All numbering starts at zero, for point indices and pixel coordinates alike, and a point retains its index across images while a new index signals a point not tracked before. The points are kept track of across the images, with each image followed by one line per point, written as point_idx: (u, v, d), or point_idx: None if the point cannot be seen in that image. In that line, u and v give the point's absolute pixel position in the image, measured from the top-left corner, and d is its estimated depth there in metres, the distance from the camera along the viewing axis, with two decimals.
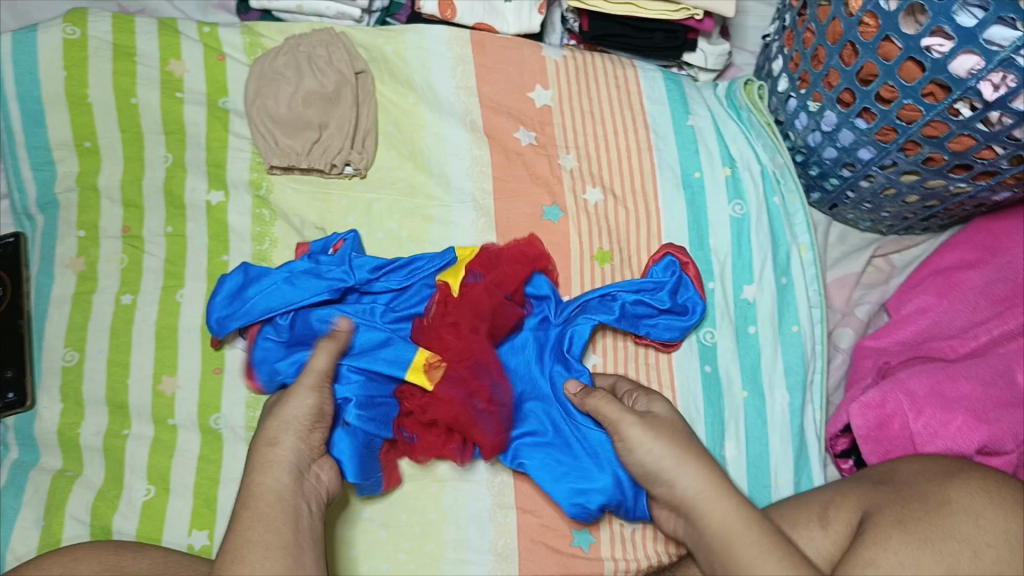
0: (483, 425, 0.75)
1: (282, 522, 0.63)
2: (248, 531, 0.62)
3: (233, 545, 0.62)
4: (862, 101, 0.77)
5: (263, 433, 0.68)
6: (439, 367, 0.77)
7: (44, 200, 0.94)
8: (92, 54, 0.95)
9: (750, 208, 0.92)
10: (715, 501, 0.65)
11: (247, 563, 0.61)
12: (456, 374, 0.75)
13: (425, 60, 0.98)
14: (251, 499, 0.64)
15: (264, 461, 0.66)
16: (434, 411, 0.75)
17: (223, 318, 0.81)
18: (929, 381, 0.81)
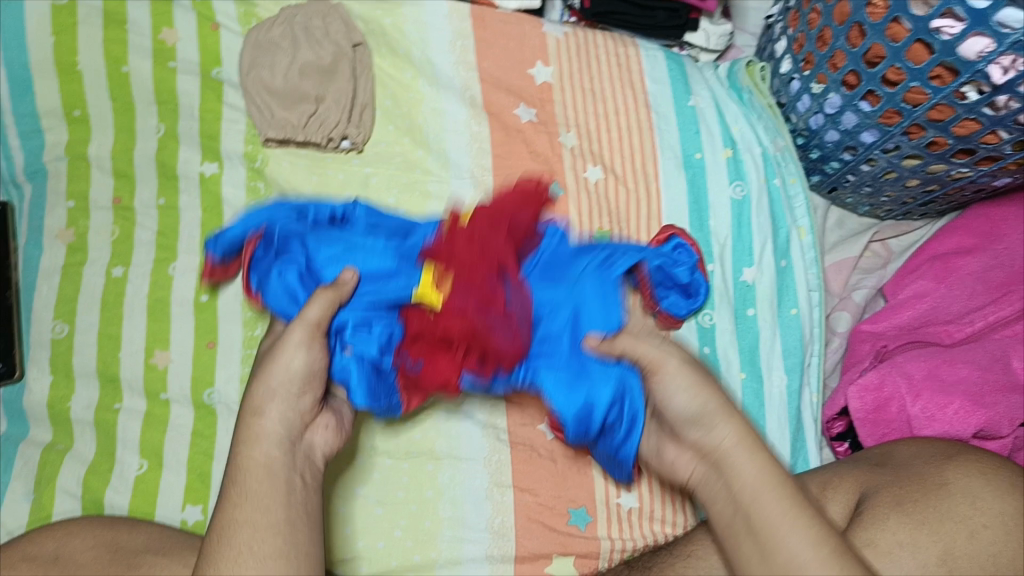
0: (499, 336, 0.63)
1: (274, 498, 0.55)
2: (237, 512, 0.55)
3: (221, 527, 0.55)
4: (867, 83, 0.76)
5: (247, 401, 0.60)
6: (447, 278, 0.65)
7: (32, 168, 0.92)
8: (83, 21, 0.93)
9: (750, 189, 0.91)
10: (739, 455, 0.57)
11: (238, 547, 0.53)
12: (466, 283, 0.63)
13: (425, 33, 0.96)
14: (238, 474, 0.57)
15: (250, 433, 0.58)
16: (443, 326, 0.63)
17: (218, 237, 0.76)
18: (926, 364, 0.82)
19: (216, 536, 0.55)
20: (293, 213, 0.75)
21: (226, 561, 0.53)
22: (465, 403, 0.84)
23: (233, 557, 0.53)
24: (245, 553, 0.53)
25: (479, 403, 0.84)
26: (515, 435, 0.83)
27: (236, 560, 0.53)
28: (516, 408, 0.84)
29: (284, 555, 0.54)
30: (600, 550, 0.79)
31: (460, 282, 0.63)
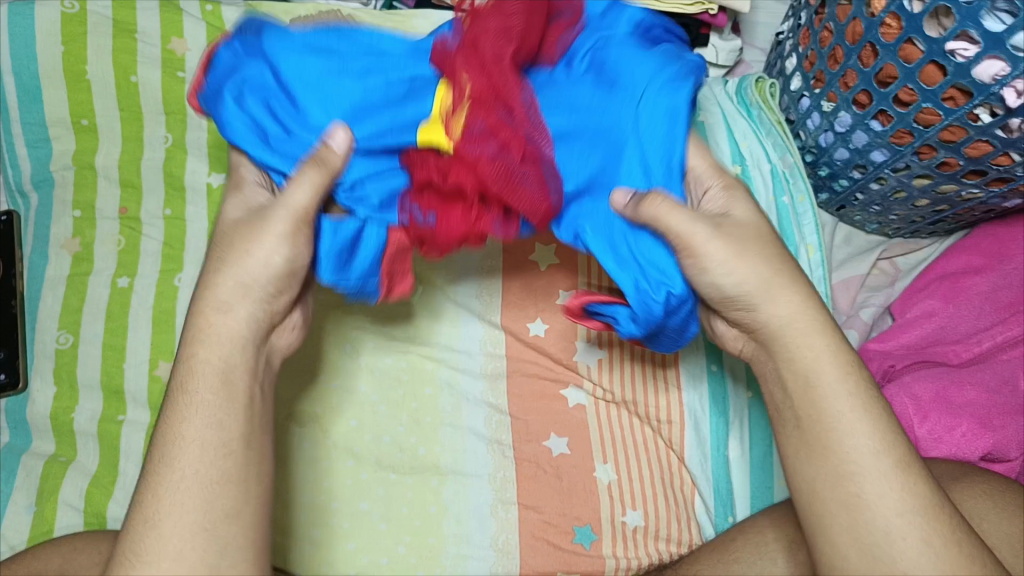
0: (528, 185, 0.55)
1: (220, 420, 0.51)
2: (179, 425, 0.51)
3: (169, 436, 0.51)
4: (879, 103, 0.76)
5: (210, 291, 0.54)
6: (458, 114, 0.54)
7: (39, 177, 0.92)
8: (91, 29, 0.92)
9: (759, 207, 0.93)
10: (799, 346, 0.57)
11: (180, 469, 0.50)
12: (480, 121, 0.53)
13: None
14: (189, 376, 0.52)
15: (208, 331, 0.53)
16: (454, 172, 0.55)
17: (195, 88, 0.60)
18: (934, 386, 0.82)
19: (164, 443, 0.52)
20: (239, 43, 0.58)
21: (168, 480, 0.50)
22: (469, 417, 0.84)
23: (176, 477, 0.50)
24: (188, 477, 0.50)
25: (484, 418, 0.84)
26: (521, 451, 0.83)
27: (176, 485, 0.50)
28: (522, 423, 0.84)
29: (225, 479, 0.51)
30: (606, 568, 0.79)
31: (474, 119, 0.53)
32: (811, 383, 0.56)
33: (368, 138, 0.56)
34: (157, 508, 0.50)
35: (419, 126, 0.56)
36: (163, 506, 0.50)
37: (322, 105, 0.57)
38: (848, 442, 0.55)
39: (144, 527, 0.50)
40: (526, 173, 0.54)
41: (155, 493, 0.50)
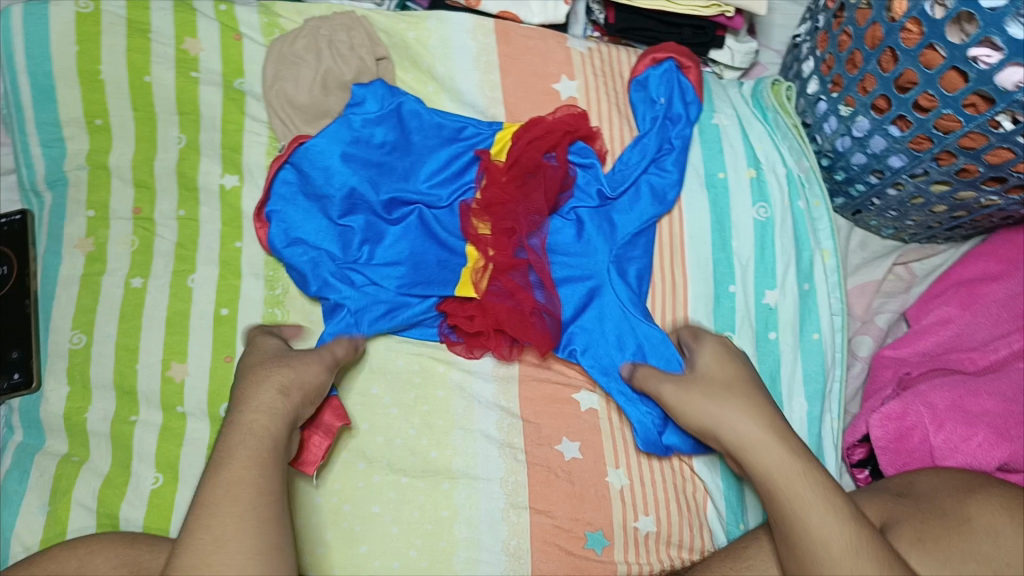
0: (533, 322, 0.81)
1: (270, 466, 0.62)
2: (235, 471, 0.60)
3: (223, 482, 0.60)
4: (897, 108, 0.75)
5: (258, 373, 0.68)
6: (482, 278, 0.83)
7: (53, 176, 0.91)
8: (106, 29, 0.92)
9: (774, 211, 0.90)
10: (762, 451, 0.69)
11: (239, 503, 0.59)
12: (499, 284, 0.83)
13: (449, 49, 0.95)
14: (244, 430, 0.63)
15: (258, 402, 0.65)
16: (486, 320, 0.83)
17: (284, 233, 0.84)
18: (950, 395, 0.81)
19: (217, 489, 0.59)
20: (313, 205, 0.85)
21: (227, 518, 0.58)
22: (480, 420, 0.84)
23: (236, 513, 0.58)
24: (247, 511, 0.58)
25: (496, 421, 0.84)
26: (532, 455, 0.82)
27: (234, 521, 0.58)
28: (533, 427, 0.84)
29: (273, 519, 0.60)
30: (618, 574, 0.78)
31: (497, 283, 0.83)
32: (773, 487, 0.67)
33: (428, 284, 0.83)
34: (220, 542, 0.57)
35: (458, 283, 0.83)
36: (225, 539, 0.57)
37: (389, 249, 0.85)
38: (823, 543, 0.63)
39: (206, 562, 0.56)
40: (536, 320, 0.81)
41: (213, 530, 0.57)
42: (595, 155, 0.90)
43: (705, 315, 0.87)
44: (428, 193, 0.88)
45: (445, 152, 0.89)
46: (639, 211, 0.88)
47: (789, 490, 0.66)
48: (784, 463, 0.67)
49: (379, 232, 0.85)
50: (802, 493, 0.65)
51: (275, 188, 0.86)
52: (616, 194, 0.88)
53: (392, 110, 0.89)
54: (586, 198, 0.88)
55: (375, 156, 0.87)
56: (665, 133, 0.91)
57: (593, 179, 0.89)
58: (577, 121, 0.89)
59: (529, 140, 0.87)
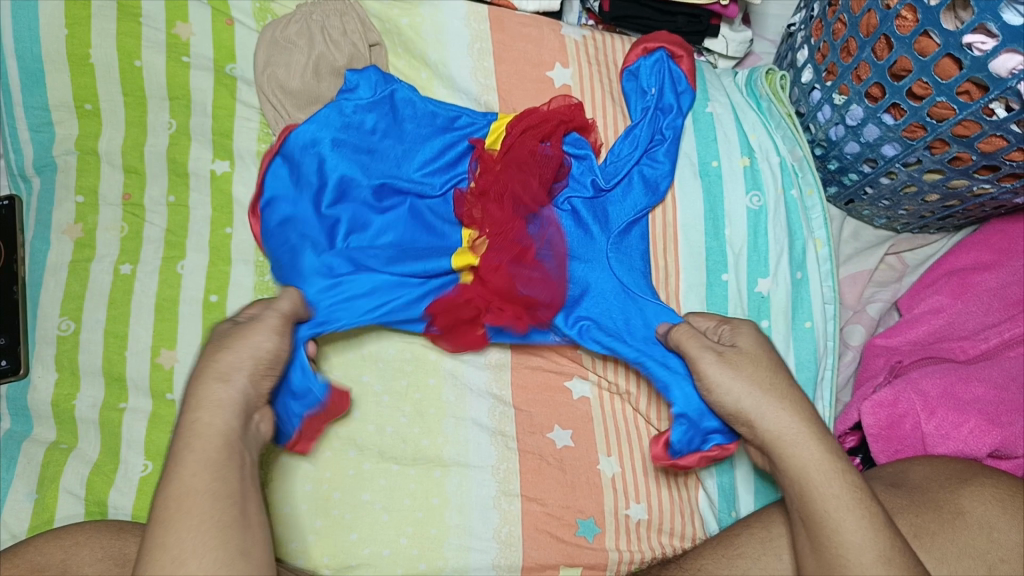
0: (536, 290, 0.80)
1: (226, 466, 0.57)
2: (185, 481, 0.56)
3: (175, 494, 0.56)
4: (892, 96, 0.75)
5: (213, 363, 0.61)
6: (481, 241, 0.82)
7: (42, 162, 0.91)
8: (96, 13, 0.91)
9: (768, 200, 0.90)
10: (797, 448, 0.62)
11: (193, 516, 0.55)
12: (501, 245, 0.80)
13: (443, 36, 0.95)
14: (193, 436, 0.57)
15: (211, 398, 0.59)
16: (488, 286, 0.80)
17: (273, 227, 0.83)
18: (942, 382, 0.81)
19: (169, 506, 0.55)
20: (300, 196, 0.83)
21: (184, 533, 0.54)
22: (472, 409, 0.83)
23: (193, 527, 0.55)
24: (204, 522, 0.55)
25: (487, 409, 0.84)
26: (524, 443, 0.82)
27: (194, 534, 0.54)
28: (525, 415, 0.84)
29: (236, 524, 0.56)
30: (609, 562, 0.78)
31: (496, 247, 0.80)
32: (806, 484, 0.61)
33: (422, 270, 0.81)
34: (179, 560, 0.54)
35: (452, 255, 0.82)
36: (185, 556, 0.54)
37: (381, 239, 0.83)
38: (856, 549, 0.58)
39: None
40: (539, 283, 0.81)
41: (171, 549, 0.54)
42: (590, 146, 0.88)
43: (697, 304, 0.87)
44: (421, 183, 0.86)
45: (438, 140, 0.87)
46: (634, 199, 0.87)
47: (826, 489, 0.60)
48: (823, 460, 0.61)
49: (369, 219, 0.83)
50: (839, 493, 0.60)
51: (268, 181, 0.84)
52: (610, 185, 0.87)
53: (386, 96, 0.88)
54: (580, 188, 0.87)
55: (365, 143, 0.85)
56: (657, 123, 0.90)
57: (588, 170, 0.87)
58: (574, 111, 0.87)
59: (522, 129, 0.85)
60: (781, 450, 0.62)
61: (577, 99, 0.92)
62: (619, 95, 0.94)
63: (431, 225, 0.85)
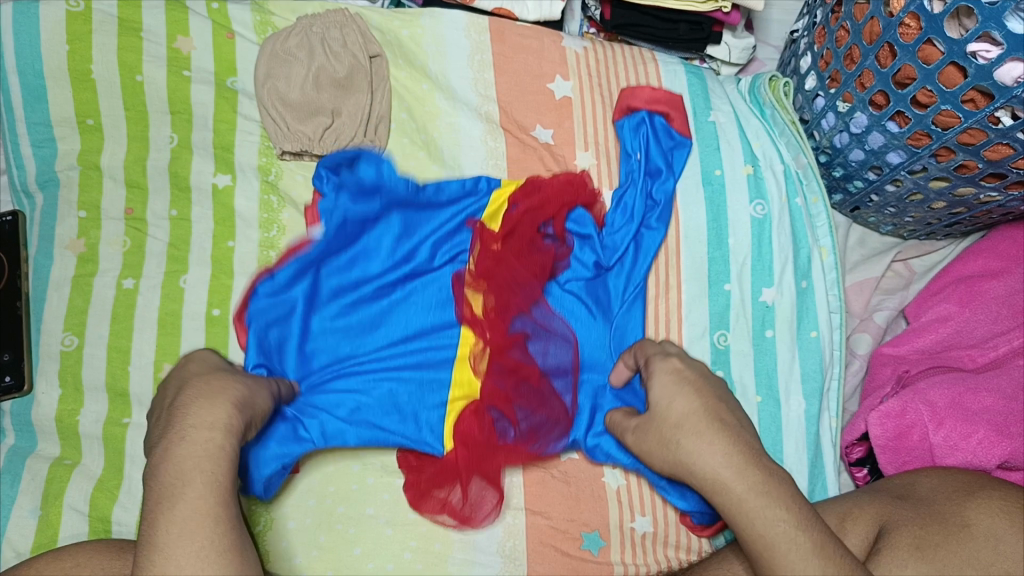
0: (549, 406, 0.78)
1: (227, 492, 0.58)
2: (191, 503, 0.56)
3: (173, 516, 0.55)
4: (896, 104, 0.74)
5: (220, 394, 0.63)
6: (480, 361, 0.77)
7: (44, 177, 0.90)
8: (96, 28, 0.91)
9: (772, 208, 0.90)
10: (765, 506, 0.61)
11: (195, 540, 0.54)
12: (501, 365, 0.77)
13: (443, 47, 0.94)
14: (199, 457, 0.58)
15: (218, 422, 0.60)
16: (485, 417, 0.76)
17: (261, 333, 0.77)
18: (950, 392, 0.80)
19: (168, 528, 0.55)
20: (288, 302, 0.78)
21: (183, 559, 0.54)
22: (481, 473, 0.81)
23: (193, 552, 0.54)
24: (204, 548, 0.54)
25: None
26: None
27: (193, 559, 0.54)
28: None
29: (236, 551, 0.56)
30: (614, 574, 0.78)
31: (498, 374, 0.77)
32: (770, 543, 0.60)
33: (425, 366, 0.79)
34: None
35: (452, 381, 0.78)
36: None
37: (380, 332, 0.80)
38: None
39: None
40: (549, 393, 0.78)
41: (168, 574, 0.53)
42: (593, 224, 0.87)
43: (699, 316, 0.87)
44: (419, 264, 0.83)
45: (436, 218, 0.84)
46: (635, 274, 0.86)
47: (751, 529, 0.61)
48: (746, 496, 0.62)
49: (363, 309, 0.80)
50: (764, 532, 0.61)
51: (256, 283, 0.79)
52: (611, 263, 0.86)
53: (394, 189, 0.83)
54: (580, 269, 0.86)
55: (356, 232, 0.81)
56: (646, 189, 0.89)
57: (590, 249, 0.86)
58: (578, 187, 0.87)
59: (526, 208, 0.84)
60: (719, 493, 0.64)
61: (579, 137, 0.92)
62: (613, 133, 0.93)
63: (429, 314, 0.81)
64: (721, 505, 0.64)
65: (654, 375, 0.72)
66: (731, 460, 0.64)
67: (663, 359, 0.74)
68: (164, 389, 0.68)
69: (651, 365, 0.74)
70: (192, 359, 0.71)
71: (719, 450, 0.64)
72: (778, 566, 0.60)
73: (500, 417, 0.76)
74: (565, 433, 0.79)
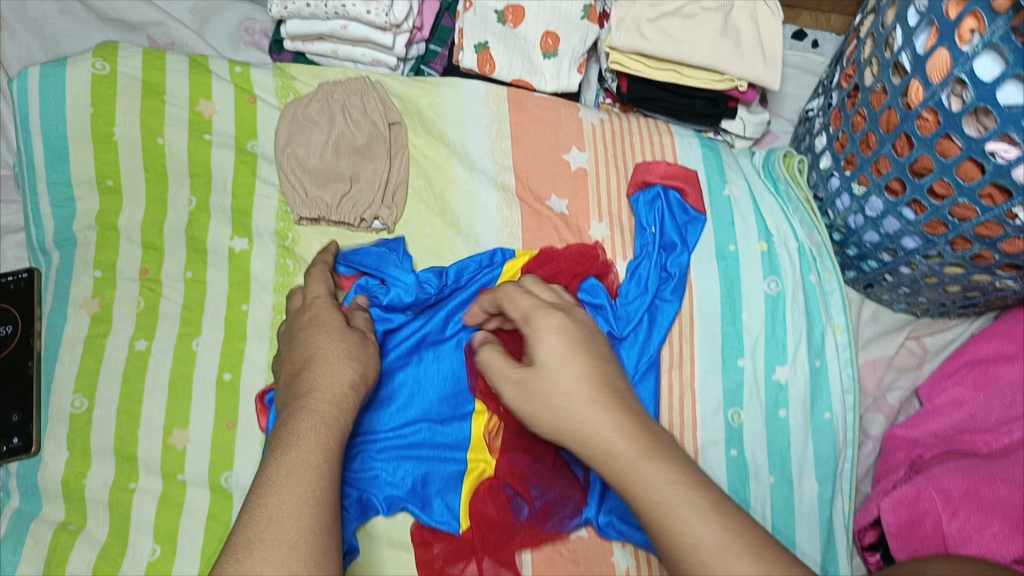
0: (556, 483, 0.80)
1: (335, 453, 0.61)
2: (303, 453, 0.59)
3: (286, 464, 0.58)
4: (912, 192, 0.75)
5: (337, 362, 0.69)
6: (496, 439, 0.81)
7: (62, 237, 0.91)
8: (121, 91, 0.92)
9: (786, 285, 0.89)
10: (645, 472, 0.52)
11: (301, 486, 0.56)
12: (515, 442, 0.80)
13: (461, 116, 0.96)
14: (315, 420, 0.63)
15: (334, 391, 0.66)
16: (501, 494, 0.79)
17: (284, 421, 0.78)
18: (964, 481, 0.79)
19: (278, 471, 0.57)
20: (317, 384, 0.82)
21: (285, 497, 0.55)
22: None
23: (296, 494, 0.56)
24: (306, 493, 0.56)
25: None
26: None
27: (294, 500, 0.55)
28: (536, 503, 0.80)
29: (330, 505, 0.57)
30: None
31: (512, 450, 0.80)
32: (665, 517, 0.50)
33: (446, 440, 0.82)
34: (275, 519, 0.54)
35: (468, 451, 0.82)
36: (279, 517, 0.54)
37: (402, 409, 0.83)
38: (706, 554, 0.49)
39: (259, 539, 0.53)
40: (560, 467, 0.80)
41: (270, 508, 0.55)
42: (606, 294, 0.86)
43: (712, 391, 0.86)
44: (438, 338, 0.85)
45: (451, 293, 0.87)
46: (653, 342, 0.85)
47: (642, 499, 0.52)
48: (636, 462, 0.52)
49: (381, 384, 0.83)
50: (660, 498, 0.51)
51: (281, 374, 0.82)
52: (624, 334, 0.84)
53: (416, 297, 0.85)
54: None
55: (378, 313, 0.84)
56: (661, 262, 0.89)
57: (603, 320, 0.85)
58: (590, 260, 0.87)
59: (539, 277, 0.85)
60: (607, 466, 0.54)
61: (595, 205, 0.93)
62: (626, 205, 0.93)
63: (445, 387, 0.84)
64: (613, 480, 0.54)
65: (538, 338, 0.61)
66: (624, 428, 0.54)
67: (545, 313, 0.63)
68: (288, 342, 0.74)
69: (532, 321, 0.63)
70: (313, 306, 0.76)
71: (612, 419, 0.55)
72: (675, 536, 0.50)
73: (515, 494, 0.79)
74: (578, 509, 0.80)
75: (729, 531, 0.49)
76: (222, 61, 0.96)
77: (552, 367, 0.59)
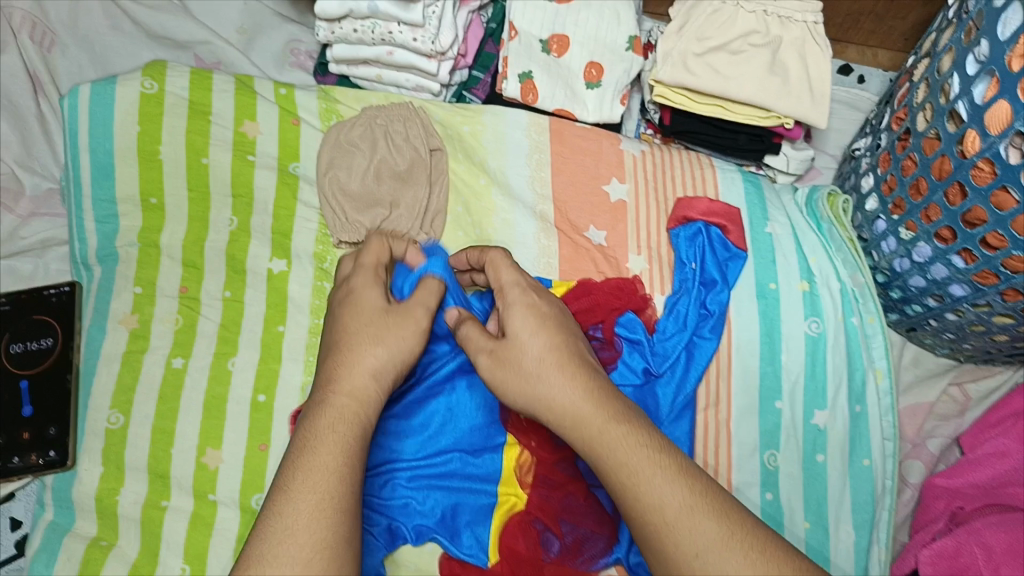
0: (585, 518, 0.78)
1: (356, 455, 0.60)
2: (320, 457, 0.58)
3: (302, 469, 0.58)
4: (963, 241, 0.73)
5: (363, 349, 0.64)
6: (528, 475, 0.80)
7: (104, 252, 0.93)
8: (168, 110, 0.93)
9: (827, 327, 0.88)
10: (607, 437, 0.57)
11: (317, 492, 0.56)
12: (546, 476, 0.79)
13: (502, 144, 0.96)
14: (335, 417, 0.61)
15: (358, 383, 0.63)
16: (531, 529, 0.78)
17: None
18: (1009, 537, 0.75)
19: (295, 476, 0.57)
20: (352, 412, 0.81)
21: (300, 506, 0.55)
22: None
23: (311, 503, 0.56)
24: (321, 502, 0.56)
25: None
26: None
27: (309, 512, 0.55)
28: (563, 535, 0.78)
29: (347, 511, 0.57)
30: None
31: (542, 485, 0.79)
32: (630, 477, 0.54)
33: (477, 472, 0.82)
34: (289, 532, 0.54)
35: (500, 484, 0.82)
36: (294, 530, 0.55)
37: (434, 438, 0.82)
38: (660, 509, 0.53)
39: (272, 554, 0.54)
40: (591, 503, 0.79)
41: (284, 520, 0.55)
42: (644, 329, 0.84)
43: (749, 432, 0.85)
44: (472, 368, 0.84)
45: None
46: (692, 380, 0.84)
47: (608, 459, 0.56)
48: (606, 428, 0.57)
49: (415, 412, 0.83)
50: (626, 461, 0.55)
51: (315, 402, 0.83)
52: (660, 370, 0.83)
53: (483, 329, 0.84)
54: (630, 375, 0.83)
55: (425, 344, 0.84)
56: (700, 299, 0.87)
57: (639, 355, 0.83)
58: (626, 293, 0.85)
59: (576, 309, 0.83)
60: (579, 431, 0.58)
61: (634, 238, 0.92)
62: (666, 239, 0.92)
63: (478, 418, 0.83)
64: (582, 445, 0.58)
65: (509, 313, 0.64)
66: (592, 395, 0.59)
67: (522, 292, 0.65)
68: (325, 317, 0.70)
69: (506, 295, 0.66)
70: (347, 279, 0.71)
71: (579, 385, 0.59)
72: (641, 498, 0.54)
73: (545, 530, 0.78)
74: (608, 545, 0.78)
75: (693, 491, 0.53)
76: (268, 83, 0.97)
77: (522, 337, 0.62)
